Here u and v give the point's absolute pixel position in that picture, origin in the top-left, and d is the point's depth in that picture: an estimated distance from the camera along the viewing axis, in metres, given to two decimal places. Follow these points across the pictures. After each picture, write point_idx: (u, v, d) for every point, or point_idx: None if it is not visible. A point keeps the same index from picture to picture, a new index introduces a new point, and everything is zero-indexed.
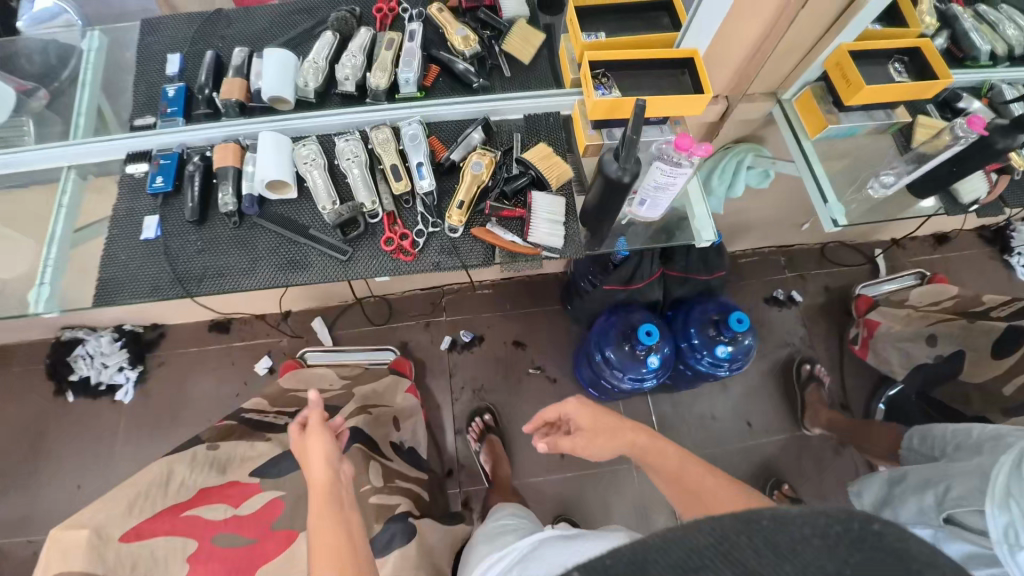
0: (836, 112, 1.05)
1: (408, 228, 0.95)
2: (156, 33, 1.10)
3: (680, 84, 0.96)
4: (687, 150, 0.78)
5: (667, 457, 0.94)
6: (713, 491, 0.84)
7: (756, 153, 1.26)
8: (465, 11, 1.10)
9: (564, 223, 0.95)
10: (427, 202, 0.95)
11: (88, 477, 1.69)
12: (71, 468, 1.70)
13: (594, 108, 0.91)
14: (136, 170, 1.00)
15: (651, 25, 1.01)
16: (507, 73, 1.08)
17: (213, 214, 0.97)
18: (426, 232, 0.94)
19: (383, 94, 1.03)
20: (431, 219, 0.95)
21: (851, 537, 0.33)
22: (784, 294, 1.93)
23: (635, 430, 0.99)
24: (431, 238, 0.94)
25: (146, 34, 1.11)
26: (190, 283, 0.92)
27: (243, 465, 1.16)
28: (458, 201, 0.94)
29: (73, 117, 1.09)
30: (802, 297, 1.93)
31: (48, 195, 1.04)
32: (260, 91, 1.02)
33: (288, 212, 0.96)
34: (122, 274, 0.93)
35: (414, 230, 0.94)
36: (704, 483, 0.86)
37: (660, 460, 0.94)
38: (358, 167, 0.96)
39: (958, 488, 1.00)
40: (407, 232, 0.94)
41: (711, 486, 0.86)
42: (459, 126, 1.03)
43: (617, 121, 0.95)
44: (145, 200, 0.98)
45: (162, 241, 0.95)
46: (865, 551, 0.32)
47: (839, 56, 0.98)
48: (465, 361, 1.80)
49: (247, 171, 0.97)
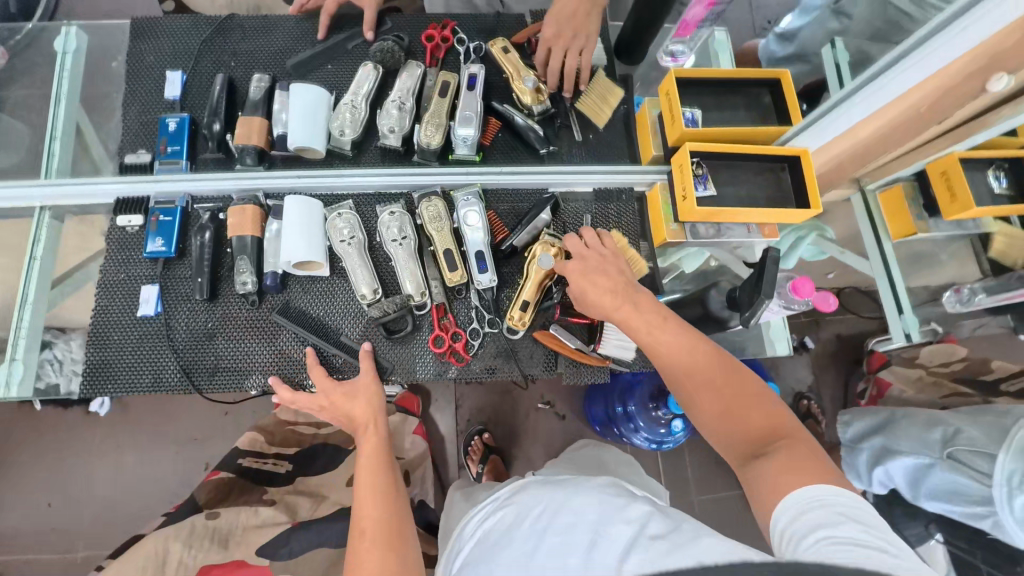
0: (926, 218, 0.96)
1: (460, 325, 0.83)
2: (150, 42, 0.91)
3: (778, 184, 0.86)
4: (804, 295, 0.70)
5: (685, 345, 0.66)
6: (741, 420, 0.60)
7: (819, 232, 1.14)
8: (529, 56, 0.95)
9: None
10: (483, 298, 0.83)
11: (59, 494, 1.42)
12: (34, 480, 1.42)
13: (689, 209, 0.81)
14: (128, 223, 0.83)
15: (753, 107, 0.90)
16: (578, 135, 0.94)
17: (227, 288, 0.82)
18: (481, 332, 0.83)
19: (433, 153, 0.87)
20: (488, 317, 0.84)
21: None
22: (797, 340, 1.82)
23: (650, 320, 0.69)
24: (486, 339, 0.84)
25: (137, 41, 0.91)
26: (200, 376, 0.79)
27: (248, 538, 1.05)
28: (521, 302, 0.81)
29: (45, 140, 0.89)
30: (814, 343, 1.84)
31: (14, 240, 0.85)
32: (284, 137, 0.85)
33: (319, 295, 0.83)
34: (117, 359, 0.79)
35: (467, 329, 0.83)
36: (729, 407, 0.61)
37: (678, 351, 0.66)
38: (404, 251, 0.81)
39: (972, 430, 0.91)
40: (459, 330, 0.82)
41: (742, 413, 0.60)
42: (520, 198, 0.90)
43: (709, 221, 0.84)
44: (144, 266, 0.82)
45: (163, 319, 0.80)
46: None
47: (949, 166, 0.89)
48: (472, 391, 1.64)
49: (271, 242, 0.81)
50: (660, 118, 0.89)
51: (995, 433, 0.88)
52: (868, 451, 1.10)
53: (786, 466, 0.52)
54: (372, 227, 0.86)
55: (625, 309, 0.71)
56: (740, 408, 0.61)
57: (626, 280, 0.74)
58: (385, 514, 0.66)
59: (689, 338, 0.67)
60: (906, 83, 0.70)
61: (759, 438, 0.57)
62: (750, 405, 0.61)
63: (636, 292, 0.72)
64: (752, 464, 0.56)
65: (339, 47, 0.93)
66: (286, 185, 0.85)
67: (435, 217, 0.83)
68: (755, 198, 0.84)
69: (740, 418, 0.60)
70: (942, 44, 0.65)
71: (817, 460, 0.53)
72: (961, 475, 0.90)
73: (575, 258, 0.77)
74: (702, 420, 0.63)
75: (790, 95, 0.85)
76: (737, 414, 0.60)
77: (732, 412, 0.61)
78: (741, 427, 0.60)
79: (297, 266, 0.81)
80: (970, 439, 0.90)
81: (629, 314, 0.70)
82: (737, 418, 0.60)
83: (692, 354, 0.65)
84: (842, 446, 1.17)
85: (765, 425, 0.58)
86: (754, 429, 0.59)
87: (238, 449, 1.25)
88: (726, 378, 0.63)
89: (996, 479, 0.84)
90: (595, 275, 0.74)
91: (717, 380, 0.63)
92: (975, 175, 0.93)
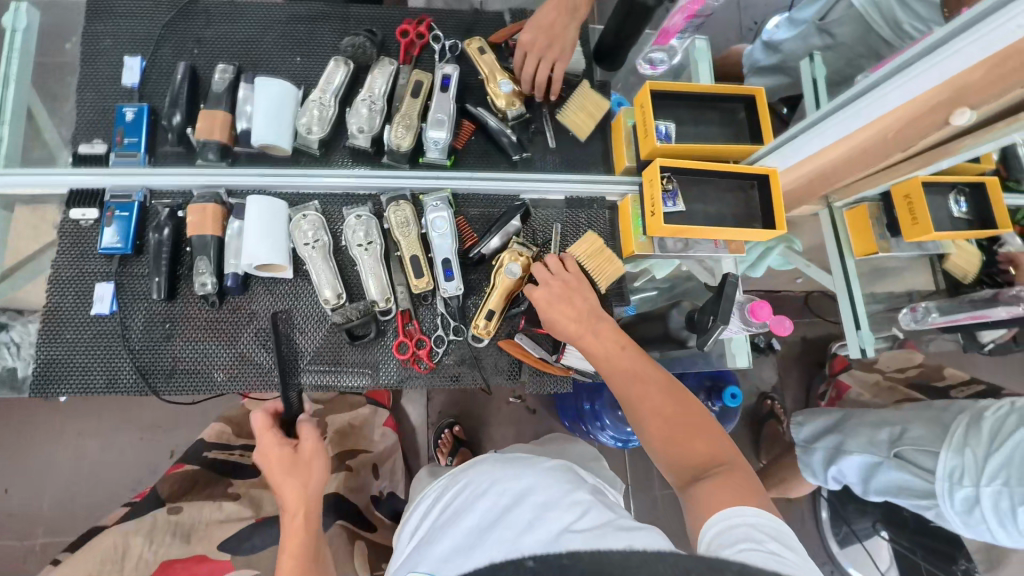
0: (888, 237, 0.99)
1: (425, 332, 0.83)
2: (110, 23, 0.87)
3: (747, 199, 0.86)
4: (761, 318, 0.72)
5: (639, 375, 0.68)
6: (685, 449, 0.61)
7: (787, 245, 1.15)
8: (508, 58, 0.93)
9: None
10: (449, 305, 0.83)
11: (17, 480, 1.39)
12: None
13: (657, 224, 0.81)
14: (82, 216, 0.80)
15: (727, 120, 0.91)
16: (552, 142, 0.94)
17: (187, 288, 0.80)
18: (445, 339, 0.83)
19: (403, 155, 0.86)
20: (453, 324, 0.83)
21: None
22: (765, 340, 1.79)
23: (611, 350, 0.71)
24: (451, 346, 0.84)
25: (93, 22, 0.87)
26: (157, 378, 0.78)
27: (210, 533, 1.05)
28: (487, 310, 0.81)
29: None
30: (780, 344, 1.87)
31: None
32: (248, 133, 0.82)
33: (282, 299, 0.81)
34: (71, 358, 0.77)
35: (432, 336, 0.83)
36: (675, 436, 0.62)
37: (630, 380, 0.68)
38: (370, 255, 0.80)
39: (918, 428, 0.92)
40: (423, 337, 0.82)
41: (687, 442, 0.61)
42: (491, 204, 0.89)
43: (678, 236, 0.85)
44: (99, 262, 0.80)
45: (119, 318, 0.78)
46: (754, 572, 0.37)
47: (912, 190, 0.94)
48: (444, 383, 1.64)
49: (232, 243, 0.79)
50: (635, 128, 0.89)
51: (936, 431, 0.90)
52: (822, 451, 1.06)
53: (723, 491, 0.53)
54: (338, 229, 0.84)
55: (586, 338, 0.73)
56: (686, 437, 0.62)
57: (590, 308, 0.75)
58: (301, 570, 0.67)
59: (646, 365, 0.69)
60: (877, 112, 0.71)
61: (700, 467, 0.58)
62: (694, 434, 0.62)
63: (598, 322, 0.74)
64: (690, 492, 0.56)
65: (310, 38, 0.90)
66: (251, 184, 0.83)
67: (403, 222, 0.81)
68: (722, 215, 0.84)
69: (684, 446, 0.61)
70: (914, 76, 0.65)
71: (753, 490, 0.54)
72: (903, 469, 0.92)
73: (541, 282, 0.78)
74: (649, 441, 0.64)
75: (764, 113, 0.86)
76: (681, 444, 0.61)
77: (678, 441, 0.62)
78: (683, 457, 0.60)
79: (260, 268, 0.79)
80: (916, 438, 0.91)
81: (591, 340, 0.73)
82: (682, 445, 0.61)
83: (644, 383, 0.67)
84: (797, 447, 1.13)
85: (706, 455, 0.59)
86: (695, 458, 0.60)
87: (204, 443, 1.26)
88: (676, 408, 0.64)
89: (939, 475, 0.86)
90: (558, 304, 0.75)
91: (665, 410, 0.64)
92: (934, 199, 0.96)
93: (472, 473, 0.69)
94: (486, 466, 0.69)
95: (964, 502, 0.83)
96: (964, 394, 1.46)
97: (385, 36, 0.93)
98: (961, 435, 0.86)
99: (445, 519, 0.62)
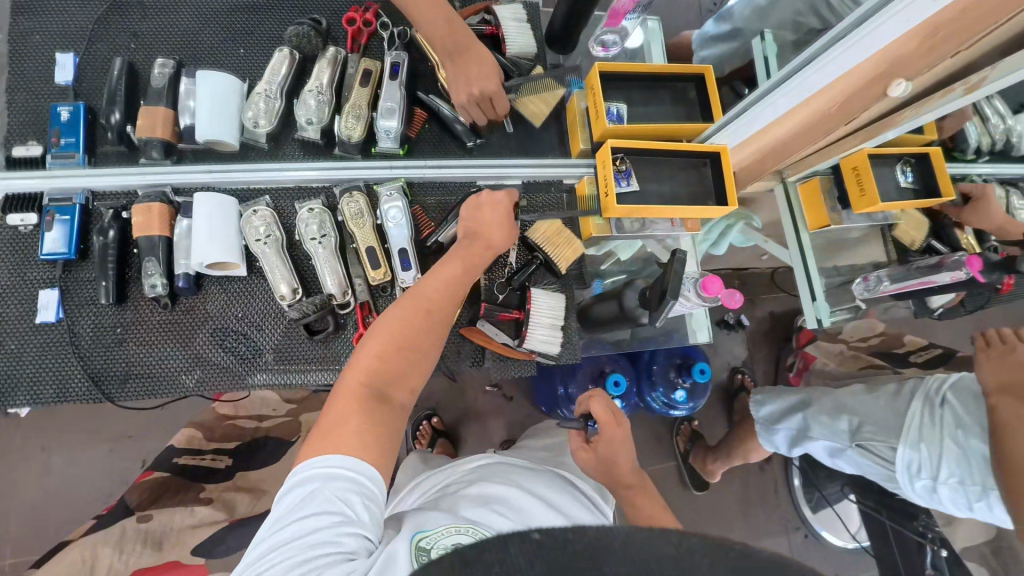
0: (840, 210, 1.02)
1: None
2: (36, 19, 0.83)
3: (701, 177, 0.87)
4: (713, 293, 0.73)
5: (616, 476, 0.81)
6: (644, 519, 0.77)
7: (745, 222, 1.18)
8: None
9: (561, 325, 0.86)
10: None
11: None
12: None
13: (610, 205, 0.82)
14: (21, 222, 0.77)
15: (679, 98, 0.91)
16: (508, 128, 0.93)
17: (137, 291, 0.78)
18: None
19: (355, 145, 0.85)
20: None
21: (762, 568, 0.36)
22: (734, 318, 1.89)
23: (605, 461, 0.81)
24: None
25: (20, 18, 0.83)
26: (111, 384, 0.76)
27: (183, 539, 1.03)
28: None
29: None
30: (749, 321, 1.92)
31: None
32: (190, 128, 0.80)
33: (238, 296, 0.80)
34: (18, 369, 0.75)
35: None
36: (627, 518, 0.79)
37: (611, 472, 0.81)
38: (324, 249, 0.80)
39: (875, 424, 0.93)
40: None
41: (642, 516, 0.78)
42: (447, 192, 0.89)
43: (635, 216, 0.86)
44: (39, 271, 0.77)
45: (67, 325, 0.76)
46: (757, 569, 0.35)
47: (858, 161, 0.96)
48: None
49: (180, 242, 0.77)
50: (587, 111, 0.89)
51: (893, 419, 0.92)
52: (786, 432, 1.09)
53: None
54: (291, 225, 0.83)
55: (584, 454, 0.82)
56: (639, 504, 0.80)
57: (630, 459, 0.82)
58: (414, 345, 0.65)
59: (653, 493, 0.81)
60: (817, 87, 0.72)
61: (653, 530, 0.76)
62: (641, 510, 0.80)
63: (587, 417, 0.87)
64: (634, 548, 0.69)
65: (254, 31, 0.88)
66: (200, 181, 0.81)
67: (357, 214, 0.81)
68: (676, 197, 0.85)
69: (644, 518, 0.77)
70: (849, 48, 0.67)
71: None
72: (865, 458, 0.95)
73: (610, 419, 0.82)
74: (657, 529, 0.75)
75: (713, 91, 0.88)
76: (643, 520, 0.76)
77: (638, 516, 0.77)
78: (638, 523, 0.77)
79: (211, 266, 0.78)
80: (874, 431, 0.93)
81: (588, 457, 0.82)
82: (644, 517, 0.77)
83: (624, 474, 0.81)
84: (759, 424, 1.14)
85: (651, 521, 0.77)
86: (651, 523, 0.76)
87: (175, 449, 1.23)
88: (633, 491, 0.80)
89: (899, 467, 0.88)
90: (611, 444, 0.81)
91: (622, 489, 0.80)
92: (882, 171, 0.99)
93: (478, 475, 0.73)
94: (494, 473, 0.73)
95: (923, 490, 0.87)
96: (920, 361, 1.52)
97: (332, 25, 0.91)
98: (917, 425, 0.87)
99: (462, 500, 0.64)
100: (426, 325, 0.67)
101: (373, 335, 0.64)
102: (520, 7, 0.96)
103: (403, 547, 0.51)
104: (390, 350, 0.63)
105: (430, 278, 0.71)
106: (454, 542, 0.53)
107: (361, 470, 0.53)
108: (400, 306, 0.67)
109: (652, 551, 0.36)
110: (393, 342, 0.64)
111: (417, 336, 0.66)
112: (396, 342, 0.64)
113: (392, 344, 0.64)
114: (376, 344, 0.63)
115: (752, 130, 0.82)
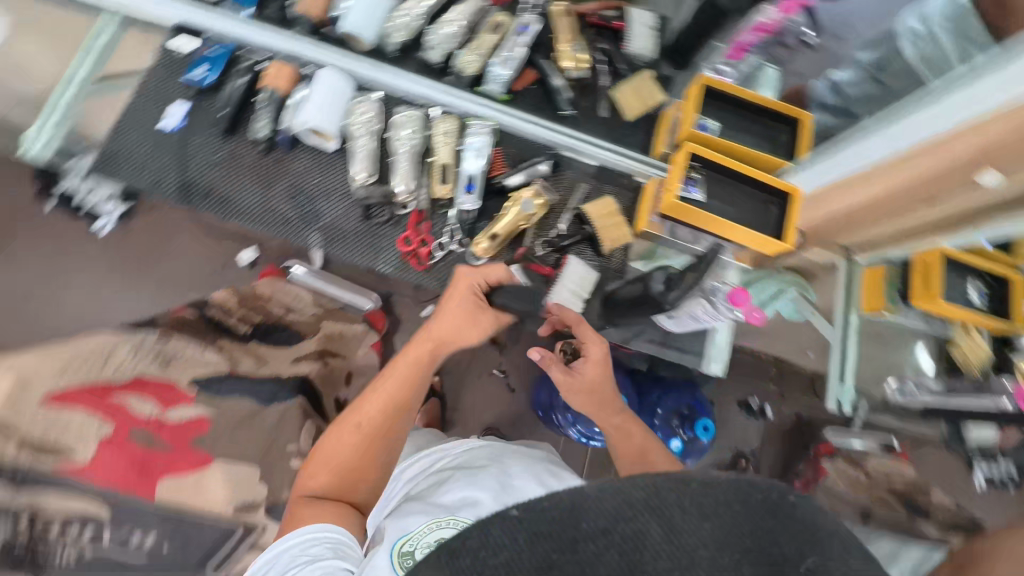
0: (898, 303, 0.99)
1: (431, 235, 0.90)
2: None
3: (766, 213, 0.87)
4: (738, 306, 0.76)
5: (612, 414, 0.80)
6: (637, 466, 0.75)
7: (802, 291, 1.09)
8: (589, 25, 1.04)
9: (586, 298, 0.89)
10: (461, 218, 0.90)
11: None
12: None
13: (669, 204, 0.83)
14: (181, 48, 0.91)
15: (766, 133, 0.94)
16: (604, 114, 1.00)
17: (243, 130, 0.90)
18: (446, 248, 0.90)
19: (465, 81, 0.95)
20: (461, 237, 0.90)
21: (769, 502, 0.31)
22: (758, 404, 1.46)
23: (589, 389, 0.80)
24: (448, 257, 0.91)
25: None
26: (191, 194, 0.87)
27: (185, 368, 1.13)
28: (492, 230, 0.88)
29: None
30: None
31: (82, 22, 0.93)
32: (339, 19, 0.92)
33: (322, 165, 0.90)
34: (128, 150, 0.87)
35: (436, 241, 0.90)
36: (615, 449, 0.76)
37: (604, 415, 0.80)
38: (407, 151, 0.89)
39: None
40: (429, 240, 0.90)
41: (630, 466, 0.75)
42: (527, 145, 0.96)
43: (688, 224, 0.86)
44: (175, 87, 0.91)
45: (179, 134, 0.89)
46: (778, 518, 0.31)
47: (929, 258, 0.93)
48: None
49: (293, 102, 0.89)
50: (680, 115, 0.93)
51: None
52: None
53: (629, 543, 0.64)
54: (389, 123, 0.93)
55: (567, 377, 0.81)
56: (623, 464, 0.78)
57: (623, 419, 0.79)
58: (369, 443, 0.68)
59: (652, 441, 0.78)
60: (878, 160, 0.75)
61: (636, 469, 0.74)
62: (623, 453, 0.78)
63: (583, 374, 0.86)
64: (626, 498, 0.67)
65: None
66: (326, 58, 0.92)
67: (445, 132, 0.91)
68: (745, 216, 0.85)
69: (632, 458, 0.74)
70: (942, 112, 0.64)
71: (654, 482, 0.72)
72: None
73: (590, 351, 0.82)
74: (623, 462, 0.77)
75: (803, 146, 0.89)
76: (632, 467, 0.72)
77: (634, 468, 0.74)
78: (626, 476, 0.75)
79: (311, 132, 0.88)
80: None
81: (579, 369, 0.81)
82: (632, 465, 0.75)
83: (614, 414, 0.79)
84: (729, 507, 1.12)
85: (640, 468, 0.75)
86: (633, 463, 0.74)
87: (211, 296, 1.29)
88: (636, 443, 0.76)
89: None
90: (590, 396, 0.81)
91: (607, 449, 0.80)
92: (898, 265, 0.99)
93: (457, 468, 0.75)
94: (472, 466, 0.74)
95: None
96: None
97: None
98: None
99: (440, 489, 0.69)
100: (376, 422, 0.70)
101: (325, 447, 0.68)
102: (655, 19, 1.04)
103: (387, 555, 0.58)
104: (343, 457, 0.67)
105: (375, 386, 0.74)
106: (437, 541, 0.60)
107: (321, 533, 0.58)
108: (350, 417, 0.70)
109: (620, 497, 0.31)
110: (346, 441, 0.68)
111: (368, 431, 0.69)
112: (354, 441, 0.68)
113: (342, 455, 0.67)
114: (326, 459, 0.67)
115: (828, 178, 0.82)
